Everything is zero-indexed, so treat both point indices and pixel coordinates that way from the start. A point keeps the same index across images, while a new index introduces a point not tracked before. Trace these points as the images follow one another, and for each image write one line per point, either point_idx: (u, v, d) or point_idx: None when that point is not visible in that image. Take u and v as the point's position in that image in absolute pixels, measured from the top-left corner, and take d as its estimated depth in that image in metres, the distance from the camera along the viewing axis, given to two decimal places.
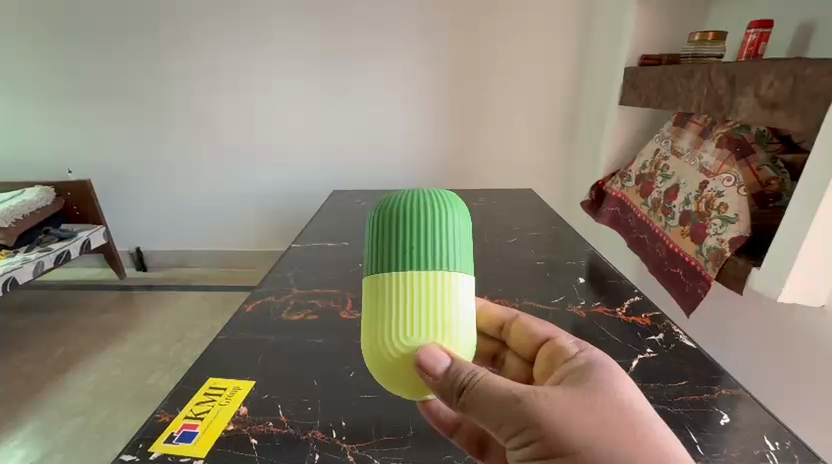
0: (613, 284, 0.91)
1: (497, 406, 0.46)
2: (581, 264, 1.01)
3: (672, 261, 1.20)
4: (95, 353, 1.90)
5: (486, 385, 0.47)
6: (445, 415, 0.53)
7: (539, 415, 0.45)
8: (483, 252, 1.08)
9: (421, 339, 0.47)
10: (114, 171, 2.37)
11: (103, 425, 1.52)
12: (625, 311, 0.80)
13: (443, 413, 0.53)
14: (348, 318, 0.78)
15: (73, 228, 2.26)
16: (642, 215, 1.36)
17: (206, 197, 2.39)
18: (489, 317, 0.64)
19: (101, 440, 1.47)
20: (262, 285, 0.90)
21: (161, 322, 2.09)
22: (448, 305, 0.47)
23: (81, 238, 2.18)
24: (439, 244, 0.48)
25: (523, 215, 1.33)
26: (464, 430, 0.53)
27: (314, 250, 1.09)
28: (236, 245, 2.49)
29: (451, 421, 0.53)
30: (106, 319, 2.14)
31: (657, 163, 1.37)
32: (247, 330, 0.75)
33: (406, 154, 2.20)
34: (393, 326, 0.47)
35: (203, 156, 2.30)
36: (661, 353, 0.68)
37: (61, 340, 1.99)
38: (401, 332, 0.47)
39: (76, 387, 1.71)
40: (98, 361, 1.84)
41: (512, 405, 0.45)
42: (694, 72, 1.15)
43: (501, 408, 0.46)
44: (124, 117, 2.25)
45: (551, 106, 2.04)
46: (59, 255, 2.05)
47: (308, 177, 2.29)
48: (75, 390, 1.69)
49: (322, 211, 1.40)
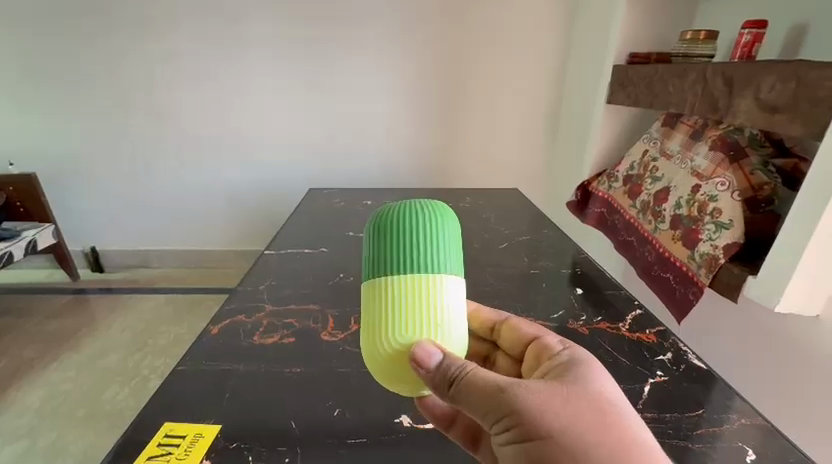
0: (612, 295, 0.85)
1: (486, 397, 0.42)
2: (576, 273, 0.95)
3: (663, 266, 1.17)
4: (43, 365, 1.72)
5: (475, 378, 0.42)
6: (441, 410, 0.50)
7: (523, 406, 0.41)
8: (473, 260, 1.01)
9: (413, 336, 0.42)
10: (65, 164, 2.15)
11: (51, 447, 1.37)
12: (629, 327, 0.75)
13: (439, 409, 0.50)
14: (329, 341, 0.70)
15: (16, 226, 2.04)
16: (630, 218, 1.33)
17: (169, 194, 2.21)
18: (481, 321, 0.58)
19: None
20: (230, 301, 0.79)
21: (119, 329, 1.92)
22: (442, 302, 0.42)
23: (26, 238, 1.96)
24: (432, 242, 0.43)
25: (512, 218, 1.27)
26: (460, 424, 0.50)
27: (289, 258, 0.99)
28: (207, 245, 2.33)
29: (447, 415, 0.50)
30: (56, 326, 1.95)
31: (646, 164, 1.34)
32: (211, 359, 0.65)
33: (386, 151, 2.10)
34: (384, 326, 0.42)
35: (168, 150, 2.12)
36: (672, 377, 0.63)
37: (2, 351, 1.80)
38: (393, 333, 0.42)
39: (19, 404, 1.54)
40: (46, 375, 1.67)
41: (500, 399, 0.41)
42: (688, 72, 1.11)
43: (487, 403, 0.41)
44: (77, 105, 2.04)
45: (536, 104, 1.99)
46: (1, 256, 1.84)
47: (281, 173, 2.16)
48: (18, 408, 1.52)
49: (296, 213, 1.29)
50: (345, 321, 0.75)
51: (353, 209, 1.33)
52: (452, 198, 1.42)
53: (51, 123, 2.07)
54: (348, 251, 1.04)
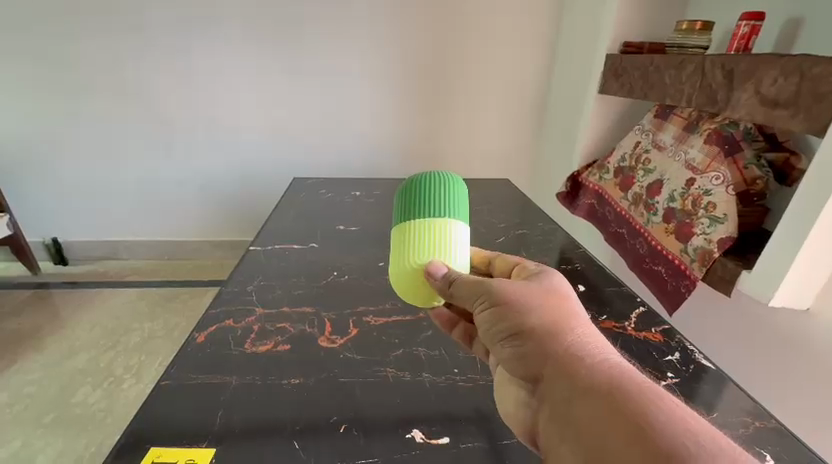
0: (614, 292, 0.84)
1: (472, 289, 0.48)
2: (576, 268, 0.94)
3: (655, 258, 1.17)
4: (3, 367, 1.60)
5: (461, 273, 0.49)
6: (445, 316, 0.60)
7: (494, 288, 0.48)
8: None
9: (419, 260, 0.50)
10: (19, 148, 1.97)
11: (16, 457, 1.27)
12: (634, 326, 0.74)
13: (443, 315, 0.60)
14: (328, 347, 0.65)
15: None
16: (621, 210, 1.33)
17: (139, 182, 2.07)
18: (480, 257, 0.59)
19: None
20: (216, 305, 0.73)
21: (86, 327, 1.80)
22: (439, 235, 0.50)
23: None
24: (440, 185, 0.52)
25: (507, 210, 1.25)
26: (461, 326, 0.59)
27: (277, 255, 0.93)
28: (180, 237, 2.21)
29: (450, 319, 0.60)
30: (16, 324, 1.81)
31: (638, 156, 1.33)
32: (201, 371, 0.59)
33: (371, 138, 2.03)
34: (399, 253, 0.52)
35: (136, 135, 1.98)
36: (684, 378, 0.63)
37: None
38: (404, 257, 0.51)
39: None
40: (7, 378, 1.55)
41: (476, 284, 0.49)
42: (686, 64, 1.10)
43: (465, 290, 0.48)
44: (31, 84, 1.86)
45: (525, 92, 1.96)
46: None
47: (260, 160, 2.05)
48: None
49: (280, 205, 1.22)
50: (343, 325, 0.70)
51: (342, 201, 1.27)
52: None
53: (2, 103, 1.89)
54: (340, 247, 0.99)
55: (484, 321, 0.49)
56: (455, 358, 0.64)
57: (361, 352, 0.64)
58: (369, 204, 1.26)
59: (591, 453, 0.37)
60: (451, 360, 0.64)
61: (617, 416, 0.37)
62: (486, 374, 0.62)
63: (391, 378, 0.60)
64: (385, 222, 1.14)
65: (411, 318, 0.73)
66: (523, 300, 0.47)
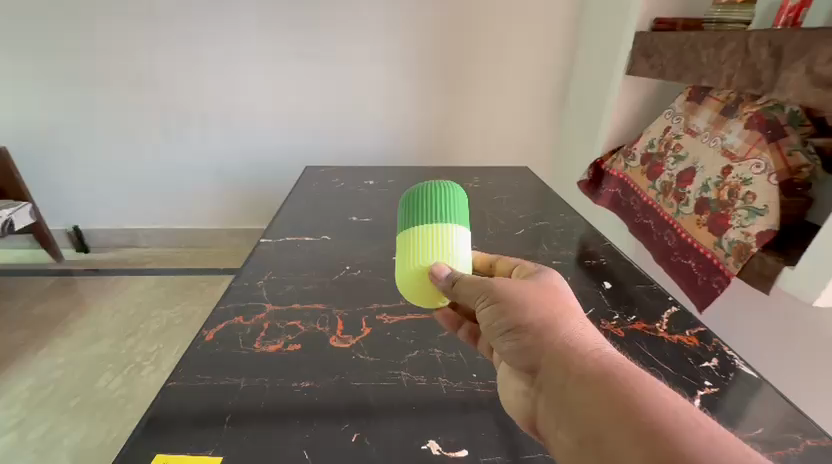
0: (644, 290, 0.78)
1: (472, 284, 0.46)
2: (601, 264, 0.88)
3: (683, 251, 1.11)
4: (31, 352, 1.64)
5: (465, 273, 0.48)
6: (452, 315, 0.57)
7: (494, 283, 0.46)
8: (488, 247, 0.93)
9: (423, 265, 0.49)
10: (41, 137, 1.99)
11: (43, 441, 1.31)
12: (667, 328, 0.69)
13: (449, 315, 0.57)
14: (340, 347, 0.62)
15: None
16: (648, 200, 1.25)
17: (156, 170, 2.08)
18: (482, 259, 0.56)
19: (40, 460, 1.26)
20: (226, 301, 0.71)
21: (108, 313, 1.83)
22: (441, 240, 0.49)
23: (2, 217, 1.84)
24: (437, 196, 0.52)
25: (527, 201, 1.19)
26: (467, 326, 0.56)
27: (289, 248, 0.91)
28: (197, 225, 2.22)
29: (456, 318, 0.57)
30: (42, 310, 1.86)
31: (667, 142, 1.25)
32: (210, 372, 0.57)
33: (388, 124, 1.98)
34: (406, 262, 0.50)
35: (152, 123, 1.97)
36: (723, 388, 0.58)
37: None
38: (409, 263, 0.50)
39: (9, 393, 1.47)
40: (33, 363, 1.59)
41: (476, 280, 0.47)
42: (727, 41, 1.01)
43: (466, 287, 0.46)
44: (49, 72, 1.87)
45: (546, 75, 1.86)
46: None
47: (277, 148, 2.03)
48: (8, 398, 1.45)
49: (293, 195, 1.20)
50: (355, 323, 0.67)
51: (356, 191, 1.24)
52: (460, 178, 1.33)
53: (22, 92, 1.90)
54: (353, 239, 0.96)
55: (485, 316, 0.47)
56: (473, 361, 0.61)
57: (374, 354, 0.61)
58: (383, 194, 1.22)
59: (586, 443, 0.35)
60: (469, 364, 0.60)
61: (610, 405, 0.35)
62: None
63: (405, 383, 0.57)
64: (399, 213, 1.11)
65: (426, 317, 0.69)
66: (520, 294, 0.45)
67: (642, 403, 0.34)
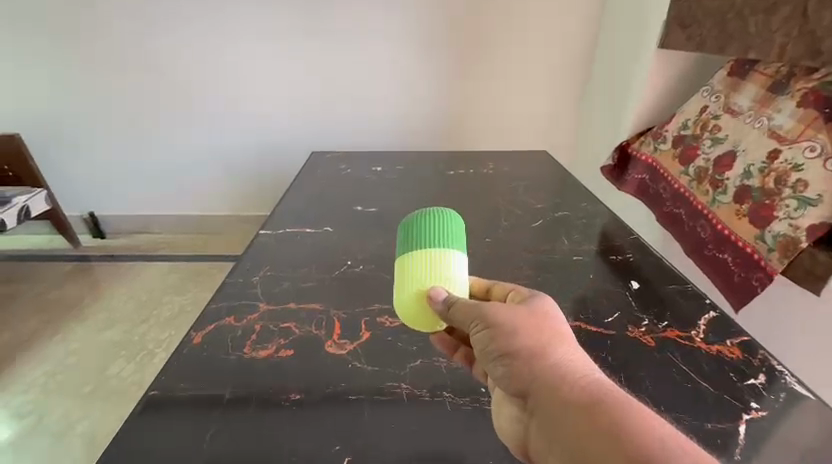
0: (677, 292, 0.70)
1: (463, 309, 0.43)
2: (627, 260, 0.80)
3: (719, 246, 0.99)
4: (48, 337, 1.67)
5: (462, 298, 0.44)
6: (447, 340, 0.50)
7: (483, 309, 0.42)
8: (502, 240, 0.86)
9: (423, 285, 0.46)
10: (53, 122, 1.96)
11: (58, 425, 1.34)
12: (703, 336, 0.61)
13: (444, 340, 0.50)
14: (336, 354, 0.57)
15: (6, 193, 1.90)
16: (680, 187, 1.11)
17: (166, 155, 2.02)
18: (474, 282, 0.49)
19: (55, 445, 1.29)
20: (218, 299, 0.67)
21: (121, 299, 1.85)
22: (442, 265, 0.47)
23: (17, 203, 1.84)
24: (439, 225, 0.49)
25: (545, 188, 1.10)
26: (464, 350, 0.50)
27: (288, 240, 0.85)
28: (206, 211, 2.15)
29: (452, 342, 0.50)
30: (58, 295, 1.88)
31: (704, 122, 1.12)
32: (194, 381, 0.53)
33: (402, 104, 1.85)
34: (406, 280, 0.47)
35: (161, 106, 1.92)
36: (771, 410, 0.51)
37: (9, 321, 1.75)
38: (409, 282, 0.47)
39: (27, 378, 1.50)
40: (51, 348, 1.62)
41: (469, 306, 0.43)
42: (780, 6, 0.89)
43: (460, 313, 0.43)
44: (57, 57, 1.84)
45: (570, 50, 1.73)
46: None
47: (286, 131, 1.94)
48: (27, 382, 1.48)
49: (298, 182, 1.14)
50: (353, 326, 0.62)
51: (362, 178, 1.17)
52: (474, 164, 1.24)
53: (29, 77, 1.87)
54: (357, 231, 0.89)
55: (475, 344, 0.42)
56: None
57: (373, 363, 0.56)
58: (391, 180, 1.15)
59: None
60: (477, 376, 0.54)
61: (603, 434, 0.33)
62: None
63: (406, 398, 0.51)
64: (408, 202, 1.03)
65: None
66: (510, 322, 0.40)
67: (631, 437, 0.32)
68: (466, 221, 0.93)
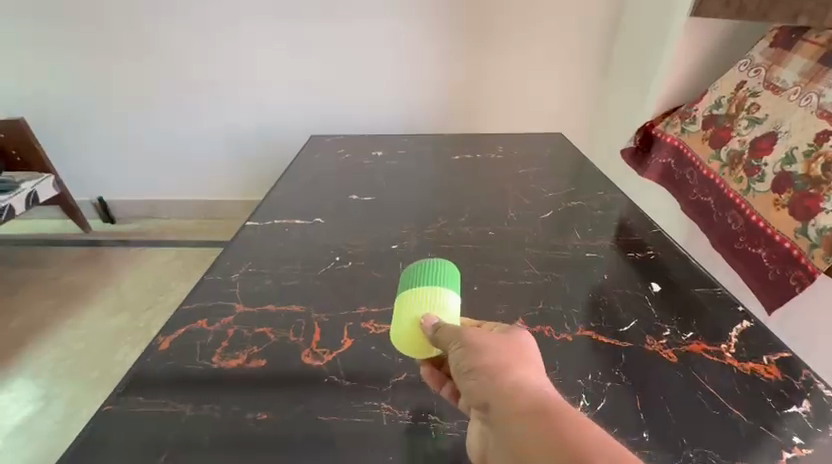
0: (703, 297, 0.61)
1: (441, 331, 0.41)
2: (649, 257, 0.71)
3: (750, 239, 0.89)
4: (51, 325, 1.60)
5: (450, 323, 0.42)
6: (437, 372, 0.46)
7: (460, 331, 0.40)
8: (507, 234, 0.78)
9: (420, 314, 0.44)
10: (39, 98, 1.75)
11: (66, 414, 1.33)
12: (737, 351, 0.53)
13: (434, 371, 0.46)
14: (311, 365, 0.52)
15: (14, 178, 1.76)
16: (709, 173, 1.00)
17: (164, 134, 1.81)
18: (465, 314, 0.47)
19: (62, 434, 1.28)
20: (192, 299, 0.62)
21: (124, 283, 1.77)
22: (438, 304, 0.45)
23: (25, 188, 1.70)
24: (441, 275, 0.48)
25: (559, 175, 1.01)
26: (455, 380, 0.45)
27: (275, 233, 0.79)
28: (213, 197, 1.97)
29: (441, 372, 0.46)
30: (65, 278, 1.81)
31: (740, 100, 0.99)
32: (155, 397, 0.49)
33: (422, 73, 1.60)
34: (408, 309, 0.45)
35: (149, 79, 1.69)
36: (817, 448, 0.44)
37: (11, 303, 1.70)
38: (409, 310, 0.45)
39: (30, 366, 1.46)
40: (55, 333, 1.57)
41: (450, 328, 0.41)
42: None
43: (440, 336, 0.41)
44: (37, 37, 1.64)
45: (590, 23, 1.48)
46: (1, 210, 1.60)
47: (291, 105, 1.71)
48: (30, 371, 1.44)
49: (291, 169, 1.06)
50: (335, 332, 0.56)
51: (362, 165, 1.08)
52: (482, 148, 1.15)
53: (8, 56, 1.67)
54: (350, 223, 0.82)
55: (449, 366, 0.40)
56: None
57: (354, 377, 0.51)
58: (392, 167, 1.06)
59: None
60: None
61: (557, 459, 0.31)
62: None
63: (385, 420, 0.47)
64: (409, 191, 0.94)
65: None
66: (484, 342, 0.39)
67: None
68: (470, 212, 0.85)
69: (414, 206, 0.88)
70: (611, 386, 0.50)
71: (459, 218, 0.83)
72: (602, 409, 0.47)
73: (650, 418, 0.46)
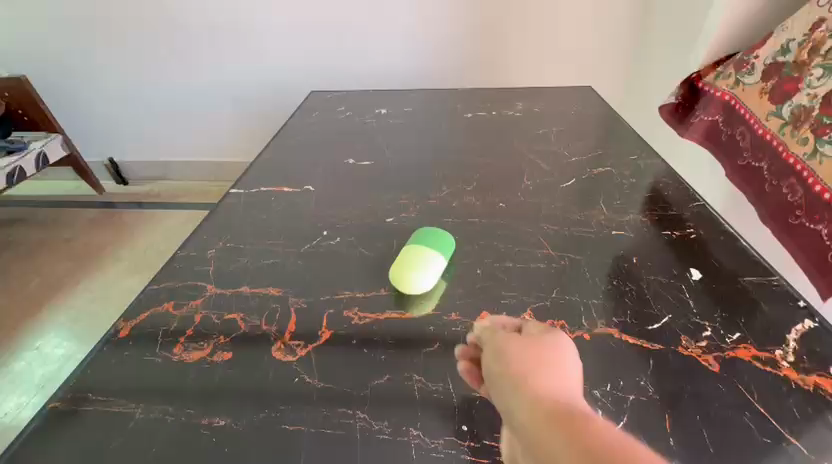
0: (752, 292, 0.52)
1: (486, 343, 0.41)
2: (689, 237, 0.60)
3: (811, 213, 0.74)
4: (59, 283, 1.55)
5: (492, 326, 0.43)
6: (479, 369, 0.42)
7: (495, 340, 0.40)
8: (522, 206, 0.68)
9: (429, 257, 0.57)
10: (37, 48, 1.64)
11: None
12: (792, 358, 0.45)
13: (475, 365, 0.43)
14: (282, 360, 0.46)
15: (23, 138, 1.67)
16: (766, 134, 0.83)
17: (166, 86, 1.66)
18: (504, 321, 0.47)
19: None
20: (158, 279, 0.56)
21: (129, 242, 1.67)
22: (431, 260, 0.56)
23: (33, 149, 1.61)
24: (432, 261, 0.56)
25: (588, 136, 0.87)
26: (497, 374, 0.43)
27: (260, 203, 0.71)
28: (221, 156, 1.79)
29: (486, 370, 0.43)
30: (70, 236, 1.72)
31: (814, 42, 0.79)
32: (104, 395, 0.44)
33: (442, 14, 1.39)
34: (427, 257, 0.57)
35: (145, 23, 1.55)
36: None
37: (18, 259, 1.65)
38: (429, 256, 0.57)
39: (38, 325, 1.42)
40: (64, 291, 1.52)
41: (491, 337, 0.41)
42: None
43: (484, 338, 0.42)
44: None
45: None
46: (11, 172, 1.53)
47: (298, 55, 1.52)
48: (39, 329, 1.40)
49: (284, 129, 0.96)
50: (313, 321, 0.50)
51: (362, 123, 0.97)
52: (499, 105, 1.01)
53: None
54: (344, 190, 0.73)
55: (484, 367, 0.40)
56: (467, 402, 0.42)
57: (328, 377, 0.44)
58: (396, 126, 0.94)
59: None
60: (458, 408, 0.42)
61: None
62: None
63: (360, 433, 0.40)
64: (413, 155, 0.83)
65: (408, 318, 0.50)
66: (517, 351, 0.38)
67: None
68: (479, 180, 0.74)
69: (417, 172, 0.77)
70: (635, 400, 0.42)
71: (466, 186, 0.73)
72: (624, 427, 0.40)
73: (683, 441, 0.39)
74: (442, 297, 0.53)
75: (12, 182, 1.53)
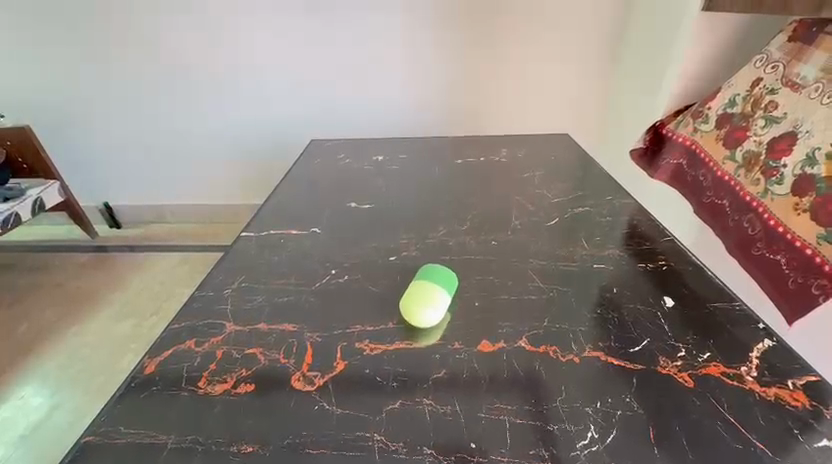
0: (717, 316, 0.58)
1: None
2: (662, 269, 0.67)
3: (769, 244, 0.82)
4: (48, 328, 1.52)
5: None
6: None
7: None
8: (512, 244, 0.74)
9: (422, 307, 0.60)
10: (43, 101, 1.72)
11: (61, 425, 1.22)
12: (756, 372, 0.51)
13: None
14: (301, 387, 0.50)
15: (21, 185, 1.70)
16: (724, 175, 0.93)
17: (166, 134, 1.74)
18: None
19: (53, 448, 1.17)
20: (179, 317, 0.60)
21: (123, 285, 1.67)
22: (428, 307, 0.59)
23: (30, 195, 1.64)
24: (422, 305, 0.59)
25: (567, 178, 0.97)
26: None
27: (270, 244, 0.76)
28: (220, 199, 1.85)
29: None
30: (63, 281, 1.72)
31: (756, 99, 0.93)
32: (133, 429, 0.47)
33: (429, 70, 1.53)
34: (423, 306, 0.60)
35: (149, 78, 1.65)
36: None
37: (5, 305, 1.63)
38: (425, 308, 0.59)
39: (24, 372, 1.38)
40: (52, 336, 1.49)
41: None
42: None
43: None
44: (37, 36, 1.61)
45: (599, 12, 1.41)
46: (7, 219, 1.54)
47: (296, 104, 1.63)
48: (25, 376, 1.37)
49: (289, 176, 1.03)
50: (328, 354, 0.54)
51: (362, 170, 1.05)
52: (486, 151, 1.11)
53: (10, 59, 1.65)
54: (348, 232, 0.79)
55: None
56: (474, 423, 0.46)
57: (346, 404, 0.48)
58: (393, 172, 1.03)
59: None
60: (466, 428, 0.46)
61: None
62: (517, 458, 0.43)
63: (377, 453, 0.44)
64: (410, 198, 0.91)
65: (417, 348, 0.55)
66: None
67: None
68: (472, 220, 0.82)
69: (415, 214, 0.84)
70: (623, 414, 0.47)
71: (461, 226, 0.80)
72: (612, 441, 0.45)
73: (666, 451, 0.44)
74: (443, 328, 0.58)
75: (8, 228, 1.54)
